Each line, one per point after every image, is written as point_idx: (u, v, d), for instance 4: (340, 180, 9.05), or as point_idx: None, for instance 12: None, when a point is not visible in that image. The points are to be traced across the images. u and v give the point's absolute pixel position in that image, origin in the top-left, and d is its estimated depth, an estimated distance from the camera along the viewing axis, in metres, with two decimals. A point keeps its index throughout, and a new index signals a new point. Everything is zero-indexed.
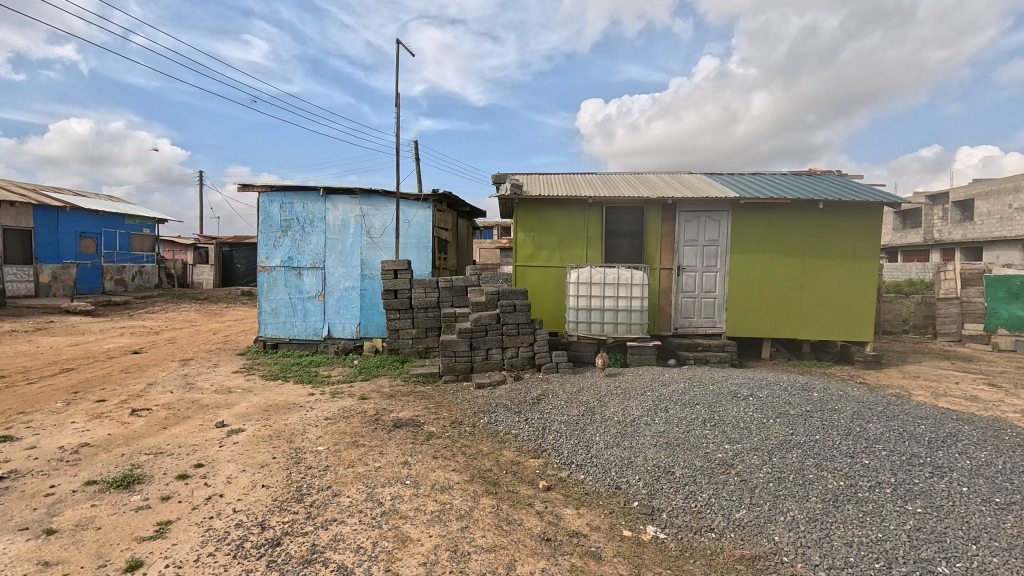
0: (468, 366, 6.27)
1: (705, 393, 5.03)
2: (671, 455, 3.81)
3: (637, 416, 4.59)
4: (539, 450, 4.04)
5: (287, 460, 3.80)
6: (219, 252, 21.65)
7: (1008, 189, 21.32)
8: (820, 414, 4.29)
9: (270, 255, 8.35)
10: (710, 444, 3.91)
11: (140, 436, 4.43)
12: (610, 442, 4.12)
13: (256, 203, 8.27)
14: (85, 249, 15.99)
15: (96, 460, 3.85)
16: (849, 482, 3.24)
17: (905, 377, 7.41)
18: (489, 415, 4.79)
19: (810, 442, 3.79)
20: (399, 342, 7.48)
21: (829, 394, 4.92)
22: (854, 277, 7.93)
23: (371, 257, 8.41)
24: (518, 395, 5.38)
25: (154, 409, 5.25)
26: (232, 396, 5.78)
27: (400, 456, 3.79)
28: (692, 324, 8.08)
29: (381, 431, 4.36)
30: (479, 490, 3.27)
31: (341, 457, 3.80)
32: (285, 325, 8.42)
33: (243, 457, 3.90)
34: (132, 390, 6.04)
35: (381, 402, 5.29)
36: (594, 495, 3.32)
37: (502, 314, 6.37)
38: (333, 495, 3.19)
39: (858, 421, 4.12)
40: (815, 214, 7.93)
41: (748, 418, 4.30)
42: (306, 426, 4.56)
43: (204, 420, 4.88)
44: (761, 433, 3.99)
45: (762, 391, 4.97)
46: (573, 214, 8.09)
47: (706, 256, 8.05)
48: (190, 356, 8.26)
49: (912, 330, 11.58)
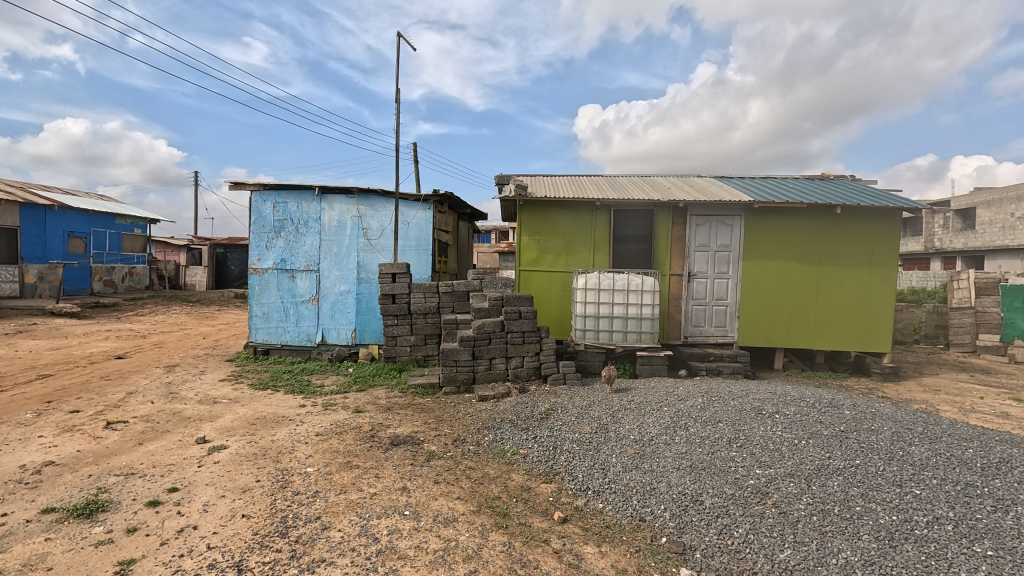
0: (470, 377, 5.91)
1: (726, 409, 4.68)
2: (696, 480, 3.45)
3: (656, 435, 4.23)
4: (551, 473, 3.68)
5: (273, 484, 3.41)
6: (214, 253, 21.28)
7: (1010, 199, 21.09)
8: (857, 435, 3.93)
9: (262, 256, 7.99)
10: (739, 469, 3.56)
11: (112, 453, 4.03)
12: (629, 464, 3.76)
13: (248, 203, 7.91)
14: (73, 249, 15.56)
15: (59, 483, 3.46)
16: (903, 517, 2.89)
17: (926, 391, 7.06)
18: (494, 432, 4.42)
19: (852, 468, 3.44)
20: (396, 349, 7.11)
21: (861, 411, 4.55)
22: (873, 286, 7.61)
23: (368, 259, 8.03)
24: (526, 410, 5.00)
25: (132, 421, 4.86)
26: (217, 407, 5.39)
27: (399, 481, 3.41)
28: (703, 333, 7.73)
29: (377, 449, 3.99)
30: (487, 524, 2.90)
31: (332, 482, 3.42)
32: (277, 330, 8.05)
33: (223, 479, 3.51)
34: (110, 400, 5.64)
35: (377, 416, 4.91)
36: (616, 529, 2.96)
37: (506, 321, 6.00)
38: (322, 528, 2.81)
39: (900, 444, 3.76)
40: (831, 219, 7.61)
41: (777, 439, 3.95)
42: (294, 444, 4.17)
43: (184, 435, 4.48)
44: (796, 457, 3.64)
45: (789, 407, 4.61)
46: (581, 216, 7.76)
47: (717, 262, 7.72)
48: (177, 362, 7.86)
49: (923, 340, 11.29)
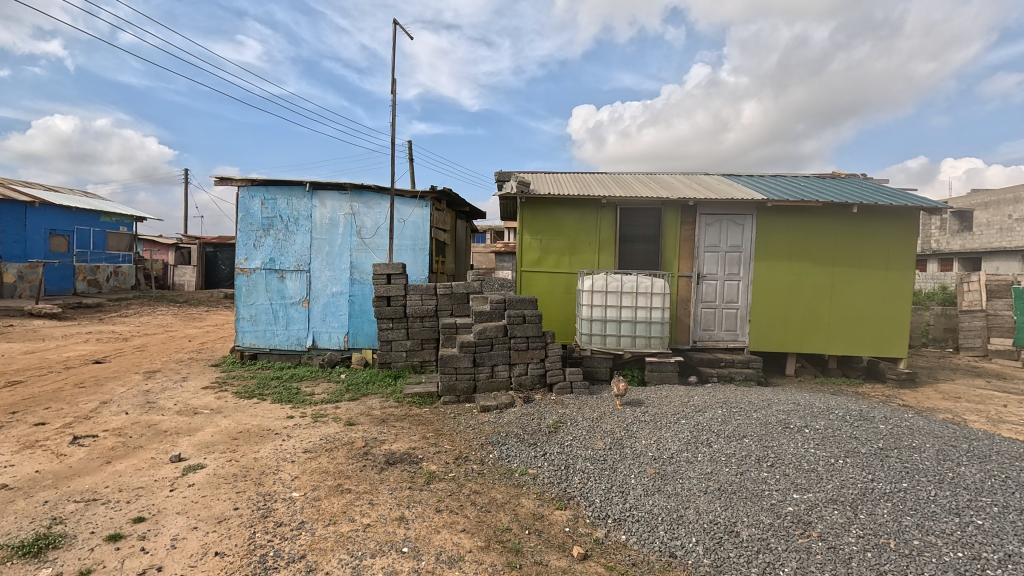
0: (471, 386, 5.54)
1: (750, 423, 4.33)
2: (728, 507, 3.10)
3: (677, 453, 3.88)
4: (565, 497, 3.31)
5: (253, 513, 3.02)
6: (203, 253, 20.76)
7: (1007, 201, 21.18)
8: (899, 453, 3.59)
9: (249, 256, 7.58)
10: (774, 493, 3.20)
11: (75, 474, 3.62)
12: (650, 487, 3.40)
13: (235, 199, 7.49)
14: (55, 249, 15.02)
15: (8, 511, 3.05)
16: (970, 553, 2.54)
17: (946, 398, 6.76)
18: (500, 449, 4.05)
19: (899, 493, 3.10)
20: (391, 355, 6.72)
21: (896, 425, 4.19)
22: (889, 288, 7.30)
23: (361, 259, 7.62)
24: (532, 422, 4.62)
25: (101, 436, 4.43)
26: (197, 419, 4.98)
27: (395, 509, 3.02)
28: (713, 337, 7.40)
29: (371, 470, 3.61)
30: (498, 564, 2.52)
31: (319, 510, 3.02)
32: (265, 333, 7.64)
33: (197, 507, 3.11)
34: (81, 411, 5.19)
35: (371, 430, 4.52)
36: (645, 568, 2.59)
37: (509, 326, 5.64)
38: (307, 571, 2.42)
39: (947, 464, 3.43)
40: (847, 219, 7.29)
41: (812, 458, 3.60)
42: (279, 463, 3.77)
43: (158, 452, 4.07)
44: (836, 479, 3.29)
45: (819, 421, 4.26)
46: (586, 215, 7.41)
47: (728, 263, 7.39)
48: (157, 368, 7.41)
49: (931, 343, 11.00)
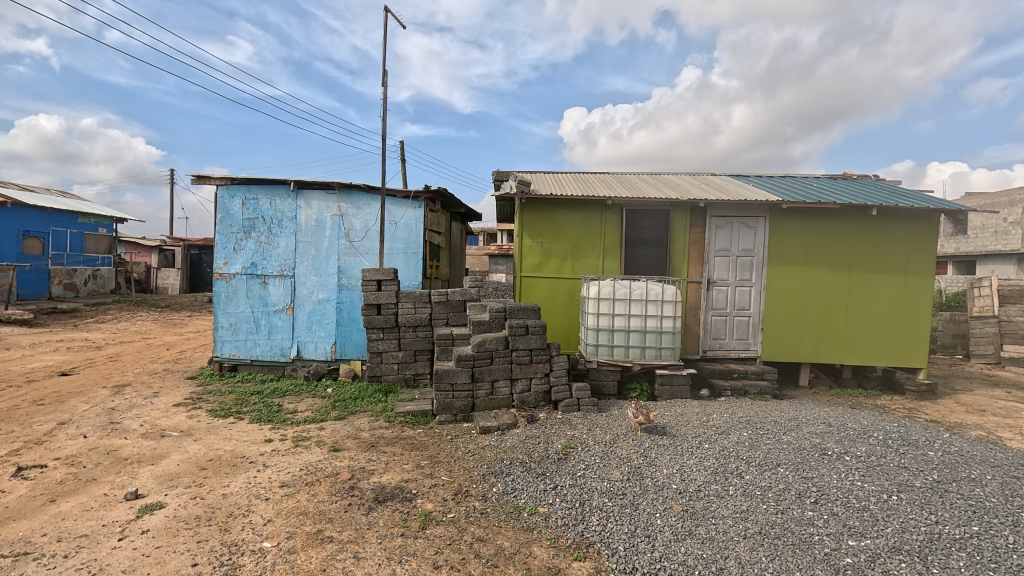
0: (468, 404, 5.06)
1: (781, 448, 3.89)
2: (775, 557, 2.64)
3: (704, 485, 3.42)
4: (583, 545, 2.83)
5: (215, 571, 2.52)
6: (189, 255, 20.15)
7: (1002, 204, 21.17)
8: (959, 489, 3.18)
9: (229, 260, 7.05)
10: (826, 540, 2.75)
11: (10, 518, 3.09)
12: (680, 529, 2.94)
13: (214, 199, 6.97)
14: (28, 251, 14.36)
15: None
16: None
17: (971, 412, 6.38)
18: (504, 480, 3.59)
19: (972, 540, 2.67)
20: (382, 368, 6.23)
21: (945, 452, 3.78)
22: (909, 294, 6.92)
23: (350, 263, 7.12)
24: (538, 447, 4.16)
25: (51, 467, 3.90)
26: (164, 443, 4.46)
27: (385, 566, 2.55)
28: (723, 347, 6.99)
29: (358, 510, 3.12)
30: None
31: (294, 567, 2.54)
32: (246, 343, 7.11)
33: (148, 564, 2.60)
34: (34, 434, 4.65)
35: (359, 458, 4.02)
36: None
37: (511, 337, 5.17)
38: None
39: (1017, 501, 3.02)
40: (864, 222, 6.92)
41: (861, 493, 3.17)
42: (251, 501, 3.28)
43: (114, 487, 3.56)
44: (894, 522, 2.86)
45: (859, 447, 3.84)
46: (589, 216, 6.97)
47: (740, 268, 6.98)
48: (127, 382, 6.84)
49: (940, 350, 10.66)
